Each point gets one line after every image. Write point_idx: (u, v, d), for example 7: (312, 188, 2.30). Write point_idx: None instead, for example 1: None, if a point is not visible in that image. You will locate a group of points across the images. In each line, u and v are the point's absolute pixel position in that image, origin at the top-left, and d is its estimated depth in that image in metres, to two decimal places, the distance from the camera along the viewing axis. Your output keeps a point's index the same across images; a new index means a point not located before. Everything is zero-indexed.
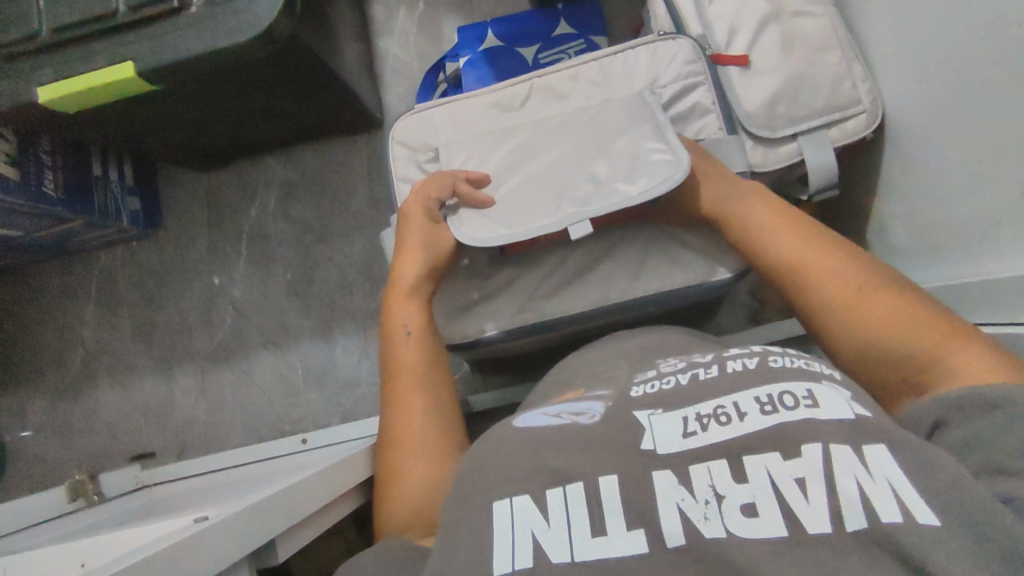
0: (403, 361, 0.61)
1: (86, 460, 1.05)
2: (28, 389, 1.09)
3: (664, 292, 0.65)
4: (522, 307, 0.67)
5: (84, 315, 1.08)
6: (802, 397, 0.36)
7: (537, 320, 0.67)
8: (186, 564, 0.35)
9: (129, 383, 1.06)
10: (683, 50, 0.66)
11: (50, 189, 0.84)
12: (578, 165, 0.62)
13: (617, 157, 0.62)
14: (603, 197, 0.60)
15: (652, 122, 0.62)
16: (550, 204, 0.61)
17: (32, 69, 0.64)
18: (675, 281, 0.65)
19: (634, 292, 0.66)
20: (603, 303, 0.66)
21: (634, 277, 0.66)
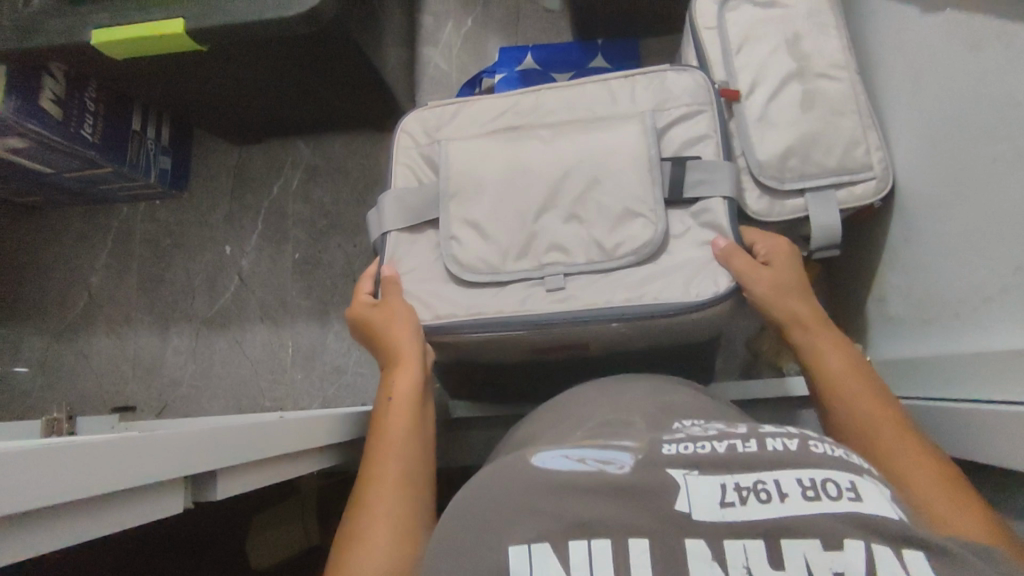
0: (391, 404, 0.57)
1: (69, 403, 1.07)
2: (27, 325, 1.11)
3: (655, 307, 0.62)
4: (498, 299, 0.65)
5: (95, 264, 1.11)
6: (845, 489, 0.31)
7: (512, 315, 0.64)
8: (115, 470, 0.36)
9: (123, 336, 1.08)
10: (692, 80, 0.68)
11: (87, 134, 0.87)
12: (568, 193, 0.65)
13: (602, 197, 0.64)
14: (588, 249, 0.64)
15: (646, 159, 0.65)
16: (524, 240, 0.65)
17: (91, 13, 0.68)
18: (667, 297, 0.62)
19: (620, 304, 0.62)
20: (586, 313, 0.62)
21: (619, 291, 0.63)
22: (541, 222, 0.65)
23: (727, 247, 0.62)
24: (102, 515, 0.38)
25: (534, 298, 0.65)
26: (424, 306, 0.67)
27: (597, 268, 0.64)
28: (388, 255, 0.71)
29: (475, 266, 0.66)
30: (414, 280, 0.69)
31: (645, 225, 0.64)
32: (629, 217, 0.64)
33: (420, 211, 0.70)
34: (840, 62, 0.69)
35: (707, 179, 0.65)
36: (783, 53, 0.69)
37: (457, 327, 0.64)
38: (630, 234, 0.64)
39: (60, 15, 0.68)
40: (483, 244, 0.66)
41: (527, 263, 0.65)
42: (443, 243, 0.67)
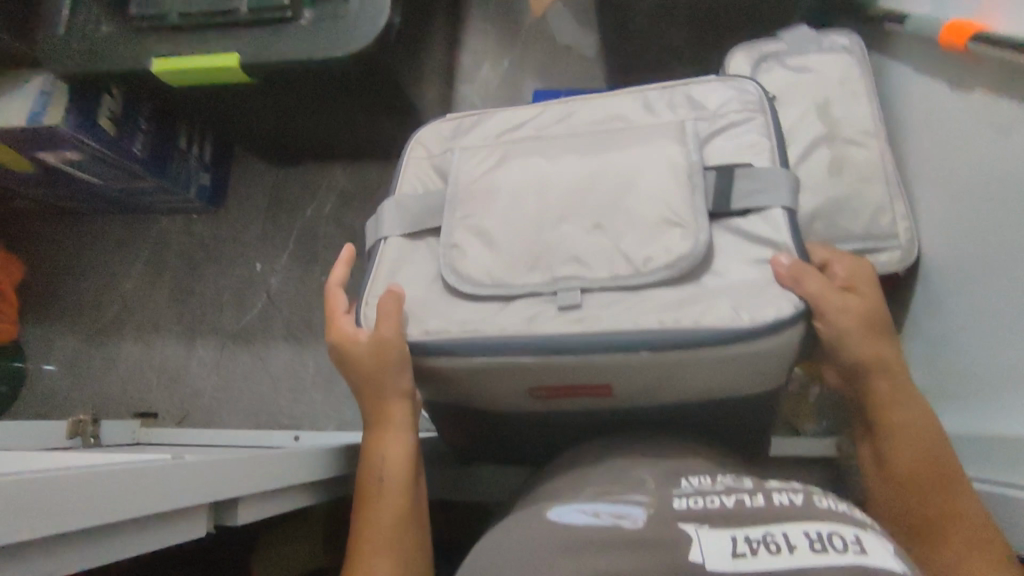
0: (380, 487, 0.57)
1: (94, 405, 1.10)
2: (60, 326, 1.15)
3: (697, 333, 0.53)
4: (498, 320, 0.58)
5: (131, 272, 1.15)
6: (850, 542, 0.33)
7: (515, 336, 0.55)
8: (141, 492, 0.38)
9: (151, 343, 1.11)
10: (747, 88, 0.63)
11: (138, 151, 0.91)
12: (590, 202, 0.59)
13: (635, 206, 0.58)
14: (615, 264, 0.57)
15: (689, 168, 0.59)
16: (540, 249, 0.59)
17: (153, 42, 0.72)
18: (713, 322, 0.53)
19: (658, 328, 0.53)
20: (615, 337, 0.54)
21: (653, 313, 0.55)
22: (557, 232, 0.59)
23: (796, 269, 0.54)
24: (129, 536, 0.39)
25: (545, 318, 0.56)
26: (414, 323, 0.59)
27: (627, 285, 0.56)
28: (378, 261, 0.65)
29: (477, 279, 0.60)
30: (413, 291, 0.62)
31: (686, 238, 0.56)
32: (665, 228, 0.57)
33: (421, 219, 0.65)
34: (870, 129, 0.70)
35: (760, 187, 0.58)
36: (813, 117, 0.70)
37: (446, 347, 0.57)
38: (667, 246, 0.56)
39: (124, 42, 0.72)
40: (489, 256, 0.60)
41: (538, 279, 0.58)
42: (444, 253, 0.62)
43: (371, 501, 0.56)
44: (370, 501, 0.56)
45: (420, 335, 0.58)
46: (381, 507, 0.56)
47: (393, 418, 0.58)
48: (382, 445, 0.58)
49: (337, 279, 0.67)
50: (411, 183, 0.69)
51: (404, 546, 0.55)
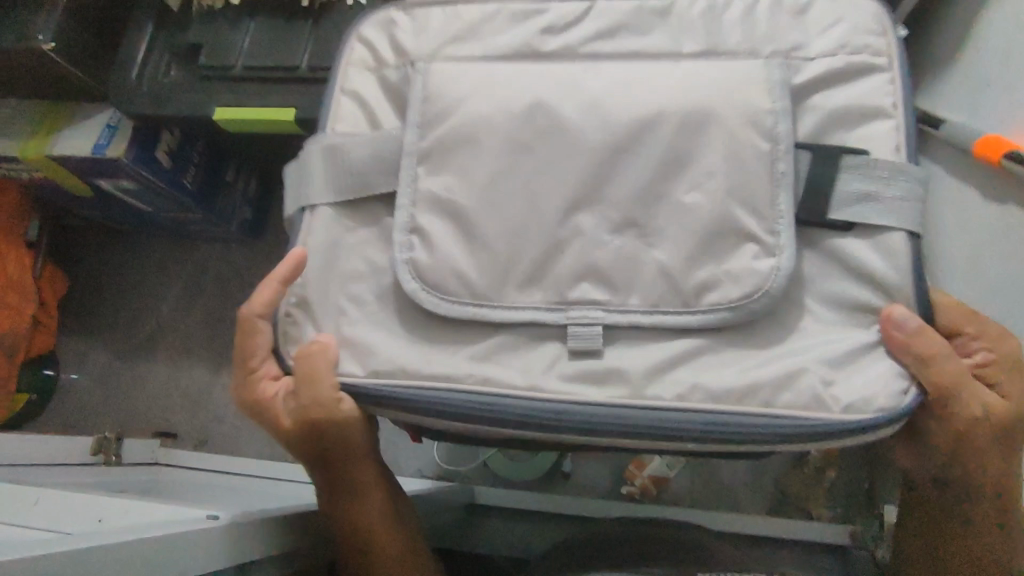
0: (371, 556, 0.61)
1: (118, 420, 1.14)
2: (93, 338, 1.19)
3: (762, 425, 0.51)
4: (466, 360, 0.56)
5: (169, 294, 1.19)
6: None
7: (492, 390, 0.54)
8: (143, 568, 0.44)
9: (179, 364, 1.15)
10: (871, 20, 0.57)
11: (188, 182, 0.97)
12: (613, 188, 0.55)
13: (701, 209, 0.54)
14: (659, 289, 0.54)
15: (772, 137, 0.54)
16: (536, 234, 0.55)
17: (216, 90, 0.77)
18: (782, 410, 0.52)
19: (709, 406, 0.52)
20: (663, 413, 0.52)
21: (713, 376, 0.53)
22: (572, 224, 0.55)
23: (914, 333, 0.51)
24: None
25: (528, 369, 0.55)
26: (358, 360, 0.56)
27: (682, 321, 0.54)
28: (303, 236, 0.60)
29: (450, 291, 0.56)
30: (363, 292, 0.59)
31: (763, 263, 0.53)
32: (739, 242, 0.54)
33: (359, 182, 0.60)
34: None
35: (876, 190, 0.54)
36: None
37: (392, 398, 0.55)
38: (735, 278, 0.53)
39: (191, 88, 0.77)
40: (462, 259, 0.56)
41: (539, 299, 0.56)
42: (401, 243, 0.57)
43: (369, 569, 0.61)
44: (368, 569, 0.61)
45: (365, 376, 0.56)
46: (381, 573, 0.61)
47: (362, 487, 0.61)
48: (358, 514, 0.61)
49: (259, 306, 0.57)
50: (347, 119, 0.62)
51: None
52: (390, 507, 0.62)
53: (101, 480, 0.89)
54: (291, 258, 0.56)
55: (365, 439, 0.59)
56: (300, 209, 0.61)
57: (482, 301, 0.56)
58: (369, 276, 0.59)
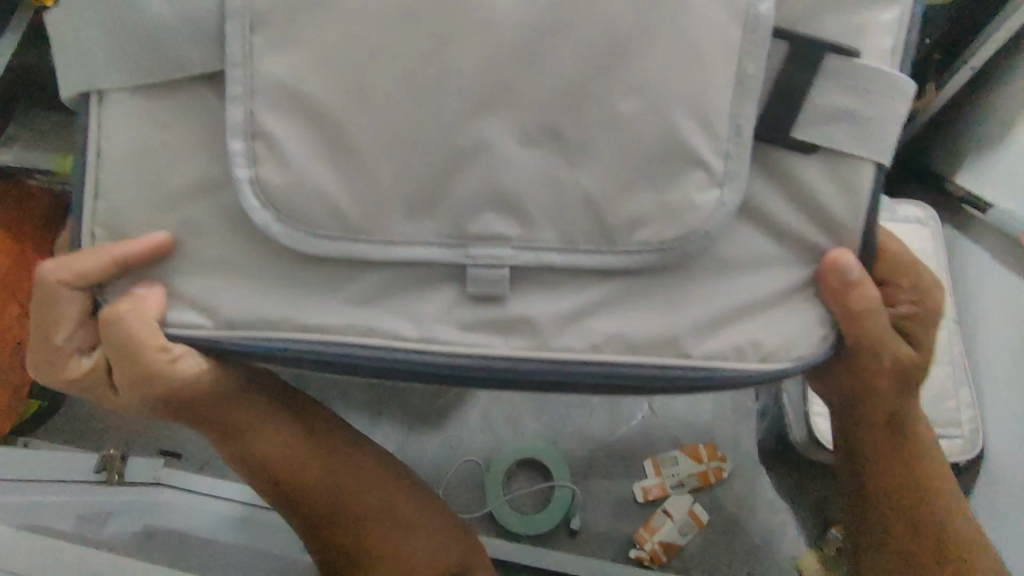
0: (288, 486, 0.69)
1: (125, 434, 1.13)
2: None
3: (692, 377, 0.53)
4: (337, 312, 0.53)
5: None
6: None
7: (375, 349, 0.53)
8: None
9: None
10: None
11: None
12: (466, 56, 0.48)
13: (641, 115, 0.48)
14: (579, 220, 0.51)
15: (733, 34, 0.48)
16: (405, 149, 0.49)
17: None
18: (710, 359, 0.53)
19: (635, 357, 0.52)
20: (593, 363, 0.52)
21: (647, 323, 0.53)
22: (472, 135, 0.49)
23: (835, 284, 0.54)
24: None
25: (432, 316, 0.53)
26: (198, 309, 0.55)
27: (607, 262, 0.52)
28: (96, 130, 0.53)
29: (314, 219, 0.51)
30: (205, 208, 0.53)
31: (708, 196, 0.50)
32: (687, 165, 0.50)
33: (155, 51, 0.51)
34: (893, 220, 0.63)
35: (857, 107, 0.51)
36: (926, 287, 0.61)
37: (245, 350, 0.54)
38: (671, 212, 0.50)
39: None
40: (325, 178, 0.51)
41: (428, 230, 0.51)
42: (243, 155, 0.50)
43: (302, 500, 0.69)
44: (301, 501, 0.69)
45: (216, 329, 0.54)
46: (314, 498, 0.69)
47: (246, 429, 0.66)
48: (264, 450, 0.67)
49: (61, 274, 0.55)
50: None
51: (356, 496, 0.70)
52: (288, 425, 0.69)
53: (98, 507, 0.88)
54: (136, 248, 0.52)
55: (218, 387, 0.62)
56: (84, 94, 0.53)
57: (348, 219, 0.51)
58: (209, 191, 0.53)
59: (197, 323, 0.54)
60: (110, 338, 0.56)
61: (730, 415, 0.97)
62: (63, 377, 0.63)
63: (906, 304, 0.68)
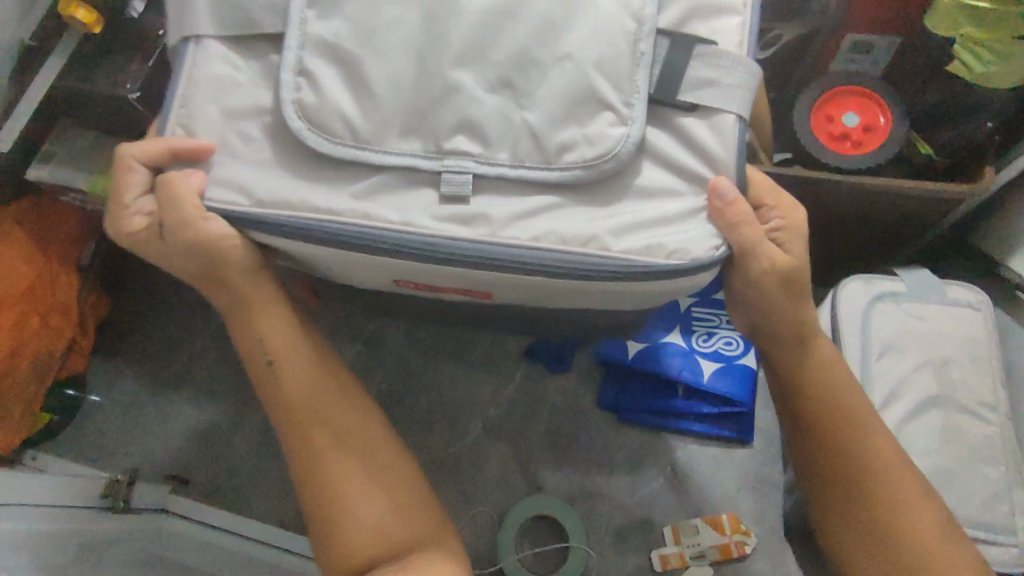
0: (272, 369, 0.68)
1: (134, 457, 1.10)
2: (122, 363, 1.16)
3: (601, 264, 0.59)
4: (347, 199, 0.61)
5: (205, 331, 1.17)
6: None
7: (375, 228, 0.59)
8: None
9: (204, 407, 1.13)
10: None
11: None
12: (485, 39, 0.60)
13: (570, 76, 0.59)
14: (524, 146, 0.60)
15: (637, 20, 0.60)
16: (417, 87, 0.60)
17: None
18: (622, 253, 0.59)
19: (564, 249, 0.59)
20: (520, 248, 0.59)
21: (565, 220, 0.60)
22: (452, 80, 0.60)
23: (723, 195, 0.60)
24: None
25: (425, 209, 0.60)
26: (238, 191, 0.61)
27: (538, 175, 0.60)
28: (186, 64, 0.63)
29: (334, 133, 0.61)
30: (248, 129, 0.62)
31: (616, 129, 0.60)
32: (599, 109, 0.60)
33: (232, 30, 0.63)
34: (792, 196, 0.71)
35: (716, 79, 0.61)
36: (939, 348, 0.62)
37: (266, 223, 0.61)
38: (592, 141, 0.60)
39: None
40: (346, 102, 0.61)
41: (417, 146, 0.61)
42: (291, 84, 0.61)
43: (283, 388, 0.69)
44: (283, 389, 0.69)
45: (251, 206, 0.61)
46: (295, 392, 0.69)
47: (256, 304, 0.68)
48: (262, 328, 0.68)
49: (142, 152, 0.61)
50: None
51: (341, 398, 0.70)
52: (288, 312, 0.70)
53: (95, 539, 0.86)
54: (194, 146, 0.60)
55: (246, 261, 0.64)
56: (183, 38, 0.64)
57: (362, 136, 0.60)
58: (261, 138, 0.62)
59: (231, 198, 0.61)
60: (165, 199, 0.61)
61: (753, 489, 0.94)
62: (121, 230, 0.64)
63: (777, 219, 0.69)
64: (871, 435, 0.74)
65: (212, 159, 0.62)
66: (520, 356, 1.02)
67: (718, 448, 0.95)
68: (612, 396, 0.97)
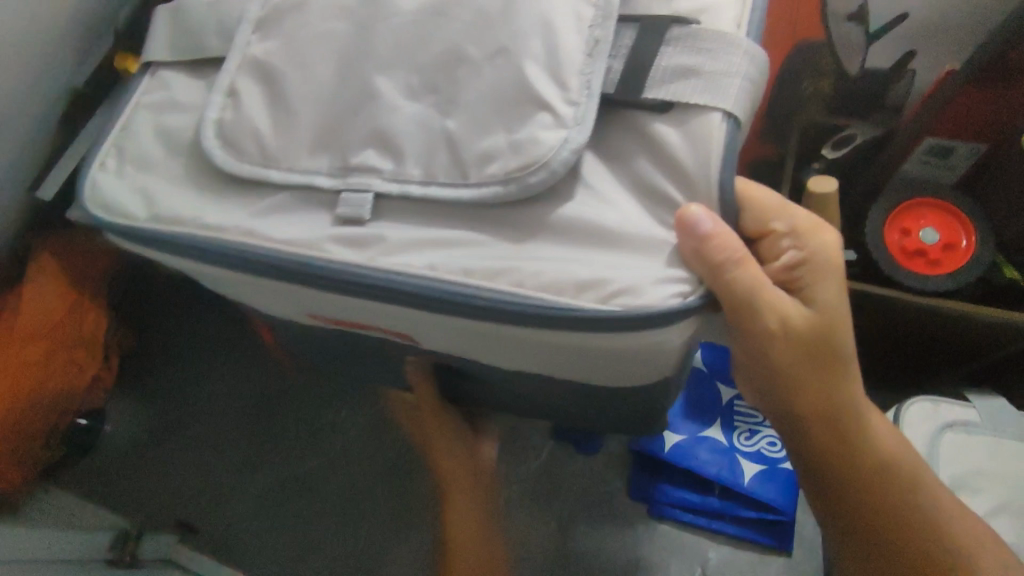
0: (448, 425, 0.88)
1: (142, 505, 1.07)
2: (141, 401, 1.14)
3: (507, 300, 0.50)
4: (241, 216, 0.57)
5: (224, 376, 1.15)
6: None
7: (253, 245, 0.55)
8: None
9: (218, 456, 1.09)
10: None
11: None
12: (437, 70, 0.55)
13: (505, 74, 0.52)
14: (439, 156, 0.53)
15: (595, 9, 0.53)
16: (326, 102, 0.57)
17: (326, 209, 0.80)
18: (536, 291, 0.50)
19: (466, 281, 0.51)
20: (410, 280, 0.52)
21: (470, 252, 0.52)
22: (372, 86, 0.56)
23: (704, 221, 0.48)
24: None
25: (312, 230, 0.55)
26: (139, 205, 0.58)
27: (450, 193, 0.53)
28: (139, 92, 0.65)
29: (242, 149, 0.58)
30: (156, 153, 0.61)
31: (550, 134, 0.51)
32: (535, 110, 0.52)
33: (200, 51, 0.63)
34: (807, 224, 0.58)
35: (702, 67, 0.51)
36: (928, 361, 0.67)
37: (168, 241, 0.57)
38: (518, 148, 0.51)
39: None
40: (262, 119, 0.58)
41: (323, 163, 0.56)
42: (215, 103, 0.60)
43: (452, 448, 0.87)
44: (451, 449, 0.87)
45: (147, 219, 0.58)
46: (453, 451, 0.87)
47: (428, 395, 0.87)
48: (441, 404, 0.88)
49: None
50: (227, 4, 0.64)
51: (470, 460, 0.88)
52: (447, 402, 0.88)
53: None
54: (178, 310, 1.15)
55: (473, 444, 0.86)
56: (143, 68, 0.66)
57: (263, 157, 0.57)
58: (194, 160, 0.60)
59: (131, 205, 0.59)
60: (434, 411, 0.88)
61: None
62: None
63: (791, 253, 0.57)
64: (917, 509, 0.60)
65: (126, 173, 0.60)
66: (547, 433, 0.98)
67: (756, 554, 0.89)
68: (642, 485, 0.92)
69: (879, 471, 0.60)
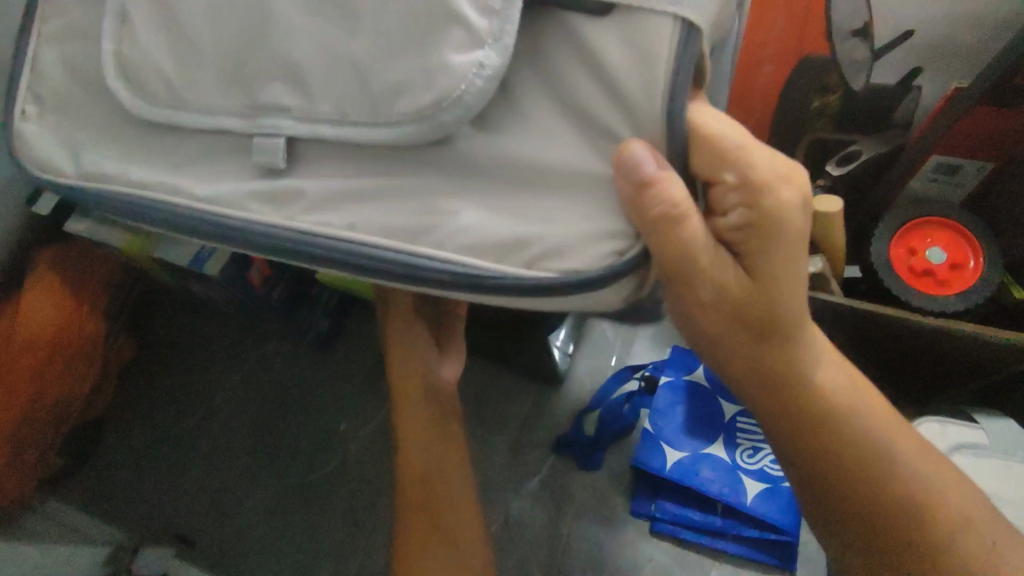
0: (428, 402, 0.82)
1: (139, 517, 1.06)
2: (140, 411, 1.13)
3: (430, 261, 0.50)
4: (164, 171, 0.58)
5: (226, 385, 1.14)
6: None
7: (189, 207, 0.57)
8: None
9: (216, 467, 1.08)
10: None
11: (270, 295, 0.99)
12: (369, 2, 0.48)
13: None
14: (346, 85, 0.50)
15: None
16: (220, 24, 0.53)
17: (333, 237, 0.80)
18: (457, 253, 0.49)
19: (395, 240, 0.51)
20: (332, 238, 0.53)
21: (401, 208, 0.52)
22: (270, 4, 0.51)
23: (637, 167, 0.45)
24: None
25: (236, 186, 0.56)
26: (71, 161, 0.61)
27: (362, 133, 0.50)
28: (41, 25, 0.64)
29: (149, 90, 0.56)
30: (97, 104, 0.61)
31: (461, 56, 0.46)
32: (446, 23, 0.46)
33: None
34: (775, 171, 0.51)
35: None
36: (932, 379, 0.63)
37: (110, 203, 0.60)
38: (426, 76, 0.47)
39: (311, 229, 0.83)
40: (162, 54, 0.55)
41: (230, 104, 0.54)
42: (114, 34, 0.58)
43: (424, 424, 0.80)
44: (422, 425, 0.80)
45: (76, 176, 0.61)
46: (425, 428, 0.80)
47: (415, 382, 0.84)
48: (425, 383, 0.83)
49: None
50: None
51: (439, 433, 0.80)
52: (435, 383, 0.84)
53: None
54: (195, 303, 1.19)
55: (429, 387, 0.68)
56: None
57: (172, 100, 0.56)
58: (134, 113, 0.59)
59: (61, 162, 0.61)
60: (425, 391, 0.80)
61: None
62: None
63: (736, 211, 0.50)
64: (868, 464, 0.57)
65: (46, 119, 0.63)
66: (548, 447, 0.97)
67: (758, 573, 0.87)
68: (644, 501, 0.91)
69: (831, 429, 0.57)
